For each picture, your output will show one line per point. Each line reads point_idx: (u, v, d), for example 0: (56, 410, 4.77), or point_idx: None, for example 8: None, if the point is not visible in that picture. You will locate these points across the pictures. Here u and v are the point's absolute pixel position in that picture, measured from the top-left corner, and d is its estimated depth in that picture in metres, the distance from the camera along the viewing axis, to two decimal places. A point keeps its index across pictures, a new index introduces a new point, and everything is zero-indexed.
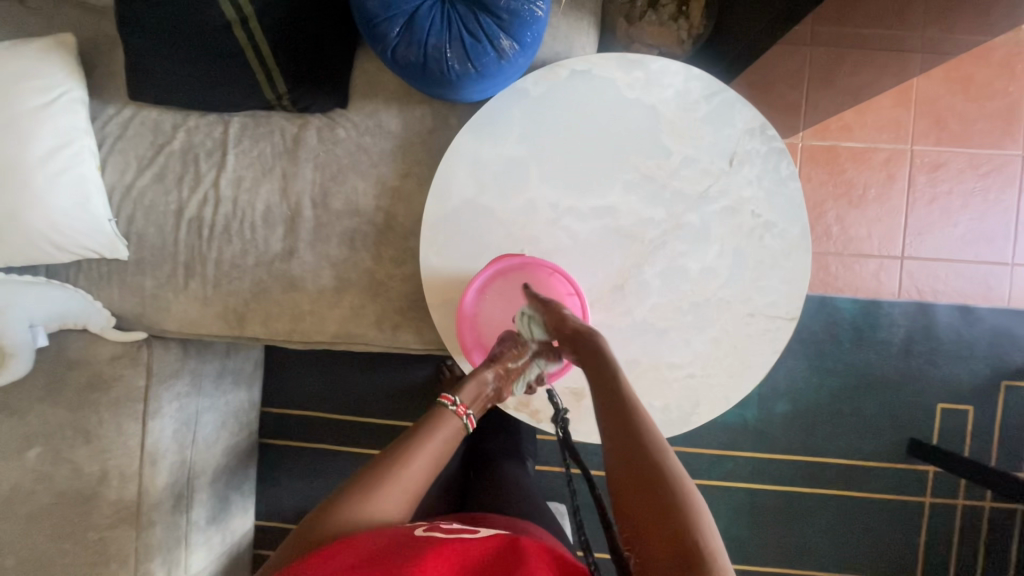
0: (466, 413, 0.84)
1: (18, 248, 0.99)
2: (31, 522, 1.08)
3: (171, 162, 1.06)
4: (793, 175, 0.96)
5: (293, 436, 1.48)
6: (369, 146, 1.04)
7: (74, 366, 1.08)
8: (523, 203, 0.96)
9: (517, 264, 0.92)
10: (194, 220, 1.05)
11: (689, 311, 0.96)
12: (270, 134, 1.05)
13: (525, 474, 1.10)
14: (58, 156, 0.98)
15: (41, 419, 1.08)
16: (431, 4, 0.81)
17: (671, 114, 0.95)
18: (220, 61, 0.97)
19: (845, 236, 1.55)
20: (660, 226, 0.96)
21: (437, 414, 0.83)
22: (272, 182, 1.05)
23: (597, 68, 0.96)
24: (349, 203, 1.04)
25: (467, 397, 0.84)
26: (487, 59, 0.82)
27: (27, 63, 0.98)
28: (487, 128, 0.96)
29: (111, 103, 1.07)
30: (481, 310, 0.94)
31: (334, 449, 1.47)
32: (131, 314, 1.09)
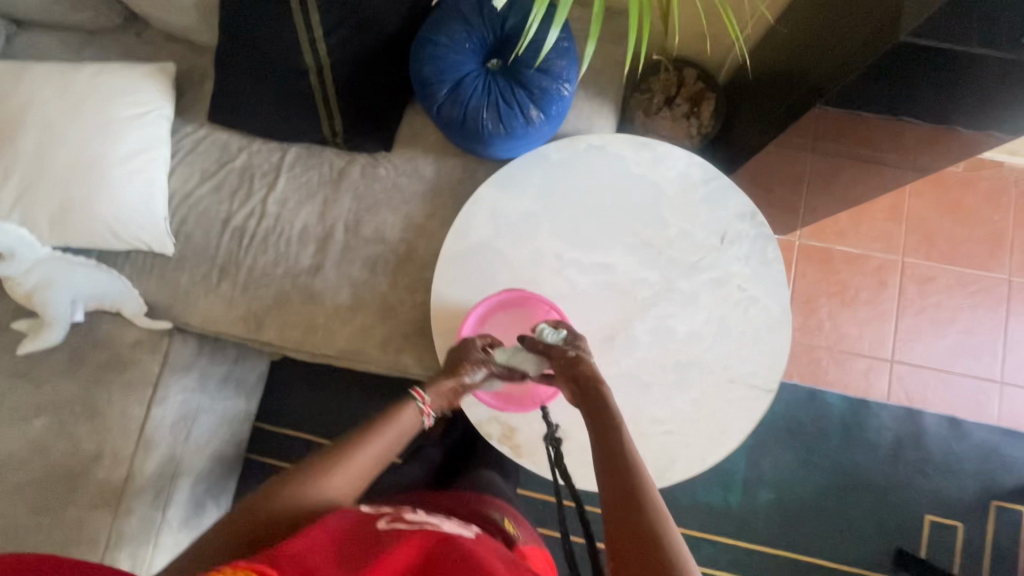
0: (427, 415, 0.90)
1: (84, 232, 1.11)
2: (16, 491, 1.10)
3: (229, 178, 1.20)
4: (777, 258, 1.05)
5: (280, 454, 1.53)
6: (404, 186, 1.16)
7: (98, 345, 1.16)
8: (531, 252, 1.07)
9: (512, 295, 1.01)
10: (238, 230, 1.18)
11: (673, 370, 1.03)
12: (320, 165, 1.19)
13: (506, 486, 1.14)
14: (138, 158, 1.13)
15: (54, 390, 1.13)
16: (477, 75, 0.95)
17: (672, 191, 1.08)
18: (290, 98, 1.13)
19: (837, 333, 1.61)
20: (653, 287, 1.05)
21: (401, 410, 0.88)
22: (313, 205, 1.17)
23: (611, 145, 1.09)
24: (377, 232, 1.15)
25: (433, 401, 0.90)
26: (516, 123, 0.95)
27: (131, 81, 1.15)
28: (508, 184, 1.09)
29: (190, 122, 1.23)
30: None
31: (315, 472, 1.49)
32: (163, 305, 1.18)
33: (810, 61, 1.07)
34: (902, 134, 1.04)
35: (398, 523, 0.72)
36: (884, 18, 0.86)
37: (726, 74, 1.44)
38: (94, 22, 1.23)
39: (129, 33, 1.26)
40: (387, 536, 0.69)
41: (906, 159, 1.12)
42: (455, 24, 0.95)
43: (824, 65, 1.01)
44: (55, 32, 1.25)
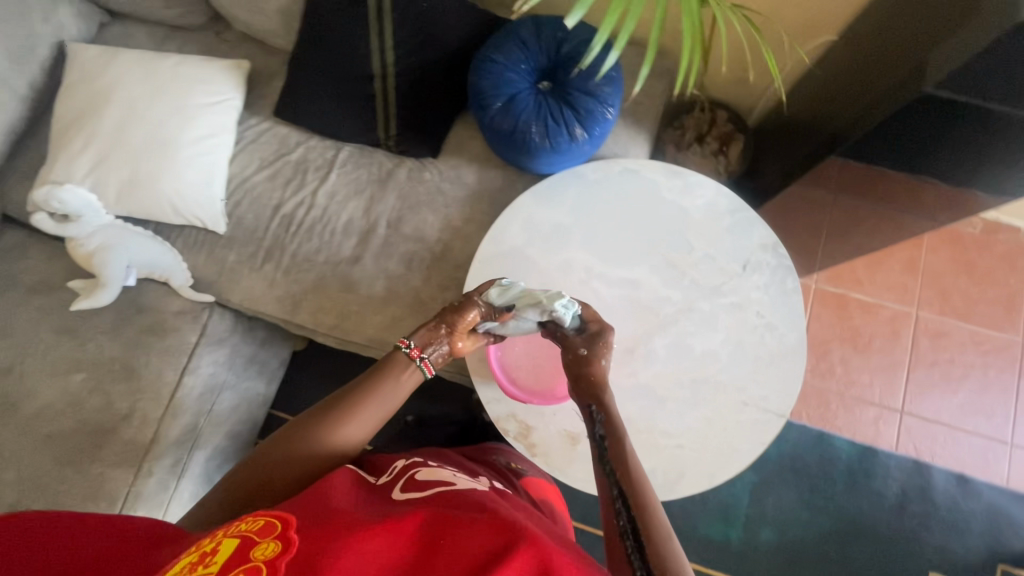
0: (419, 357, 0.94)
1: (147, 204, 1.20)
2: (46, 441, 1.15)
3: (284, 168, 1.28)
4: (796, 289, 1.10)
5: None
6: (446, 190, 1.24)
7: (142, 311, 1.22)
8: (562, 261, 1.12)
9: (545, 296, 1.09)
10: (286, 217, 1.25)
11: (688, 387, 1.06)
12: (370, 164, 1.27)
13: None
14: (206, 142, 1.22)
15: (96, 349, 1.19)
16: (529, 93, 1.03)
17: (700, 217, 1.13)
18: (350, 98, 1.20)
19: (848, 378, 1.63)
20: (674, 306, 1.10)
21: (395, 358, 0.94)
22: (360, 201, 1.25)
23: (644, 171, 1.17)
24: (417, 230, 1.22)
25: (421, 343, 0.95)
26: (561, 138, 1.02)
27: (207, 71, 1.25)
28: (545, 196, 1.16)
29: (254, 114, 1.32)
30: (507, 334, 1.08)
31: None
32: (207, 279, 1.25)
33: (836, 109, 1.14)
34: (923, 192, 1.11)
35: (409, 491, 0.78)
36: (909, 71, 0.93)
37: (756, 119, 1.52)
38: (181, 19, 1.35)
39: (210, 32, 1.38)
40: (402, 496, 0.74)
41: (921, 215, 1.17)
42: (514, 46, 1.04)
43: (847, 114, 1.09)
44: (144, 25, 1.37)
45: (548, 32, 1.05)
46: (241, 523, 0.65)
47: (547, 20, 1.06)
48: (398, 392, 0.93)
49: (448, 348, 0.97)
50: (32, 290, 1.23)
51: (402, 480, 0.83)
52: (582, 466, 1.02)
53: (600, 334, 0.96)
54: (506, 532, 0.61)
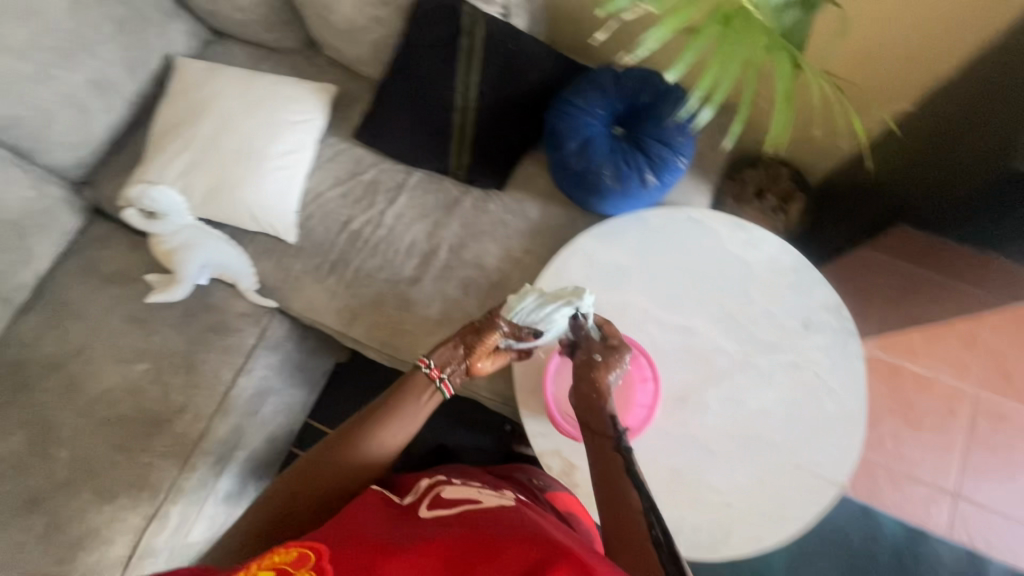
0: (438, 378, 0.99)
1: (227, 209, 1.26)
2: (103, 424, 1.19)
3: (356, 187, 1.34)
4: (858, 355, 1.08)
5: None
6: (509, 222, 1.27)
7: (208, 309, 1.27)
8: (619, 301, 1.13)
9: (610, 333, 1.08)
10: (353, 233, 1.31)
11: (739, 444, 1.04)
12: (437, 190, 1.32)
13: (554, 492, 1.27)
14: (289, 156, 1.28)
15: (161, 341, 1.24)
16: (604, 138, 1.07)
17: (762, 272, 1.13)
18: (427, 126, 1.25)
19: (898, 453, 1.56)
20: (730, 358, 1.08)
21: (414, 378, 0.99)
22: (425, 224, 1.29)
23: (708, 221, 1.18)
24: (477, 258, 1.25)
25: (439, 363, 0.99)
26: (632, 183, 1.05)
27: (297, 91, 1.33)
28: (607, 236, 1.18)
29: (334, 134, 1.39)
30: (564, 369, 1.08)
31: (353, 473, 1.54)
32: (272, 285, 1.29)
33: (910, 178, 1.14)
34: None
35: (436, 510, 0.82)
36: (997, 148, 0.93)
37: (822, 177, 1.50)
38: (278, 42, 1.45)
39: (302, 56, 1.47)
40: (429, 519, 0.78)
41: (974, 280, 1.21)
42: (593, 92, 1.08)
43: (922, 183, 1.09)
44: (243, 44, 1.48)
45: (628, 81, 1.08)
46: (274, 556, 0.70)
47: (628, 69, 1.10)
48: (417, 415, 0.98)
49: (468, 367, 1.00)
50: (111, 279, 1.29)
51: (428, 499, 0.87)
52: None
53: (619, 346, 0.95)
54: (527, 545, 0.62)
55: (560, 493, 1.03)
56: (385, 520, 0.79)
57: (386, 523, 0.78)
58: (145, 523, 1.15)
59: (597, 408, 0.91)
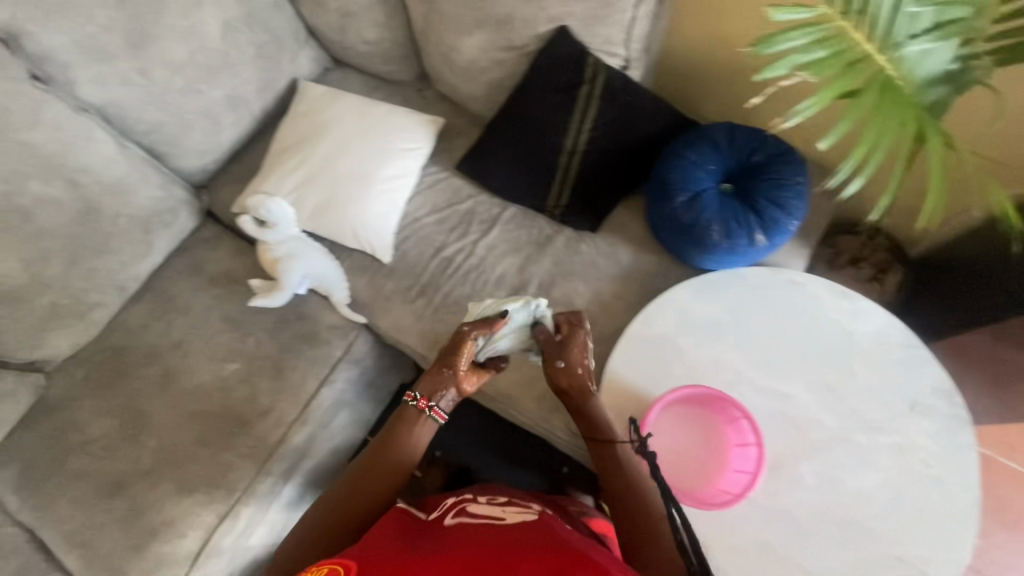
0: (428, 407, 0.98)
1: (332, 225, 1.33)
2: (191, 418, 1.23)
3: (452, 216, 1.39)
4: (970, 446, 1.01)
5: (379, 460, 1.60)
6: (600, 265, 1.28)
7: (301, 318, 1.32)
8: (712, 358, 1.10)
9: (712, 394, 1.04)
10: (445, 260, 1.34)
11: (834, 525, 0.97)
12: (530, 227, 1.35)
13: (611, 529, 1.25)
14: (394, 181, 1.35)
15: (255, 344, 1.29)
16: (714, 193, 1.08)
17: (865, 344, 1.09)
18: (531, 166, 1.29)
19: (991, 557, 1.43)
20: (828, 432, 1.03)
21: (405, 413, 0.99)
22: (516, 258, 1.31)
23: (809, 286, 1.15)
24: (566, 297, 1.25)
25: (426, 391, 0.99)
26: (741, 241, 1.05)
27: (408, 121, 1.40)
28: (702, 290, 1.16)
29: (435, 164, 1.45)
30: (657, 423, 1.06)
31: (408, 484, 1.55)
32: (362, 302, 1.34)
33: None
34: None
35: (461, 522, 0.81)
36: None
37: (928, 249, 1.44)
38: (392, 74, 1.53)
39: (412, 89, 1.55)
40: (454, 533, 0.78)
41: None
42: (706, 147, 1.09)
43: None
44: (359, 74, 1.58)
45: (742, 139, 1.09)
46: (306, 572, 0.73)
47: (742, 128, 1.11)
48: (414, 435, 0.98)
49: (457, 388, 1.00)
50: (215, 280, 1.37)
51: (454, 514, 0.85)
52: None
53: (569, 341, 1.00)
54: (547, 555, 0.64)
55: (595, 517, 1.10)
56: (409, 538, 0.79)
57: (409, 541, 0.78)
58: (216, 521, 1.17)
59: (588, 415, 0.99)
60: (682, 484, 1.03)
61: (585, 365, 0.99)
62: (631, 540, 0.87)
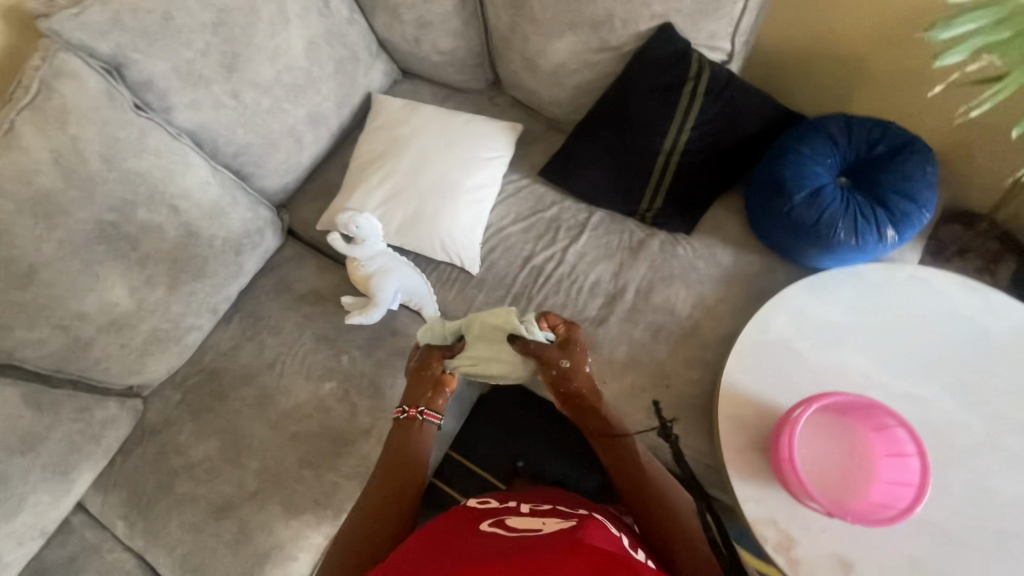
0: (416, 414, 1.06)
1: (420, 238, 1.32)
2: (292, 440, 1.22)
3: (538, 224, 1.36)
4: None
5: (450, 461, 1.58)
6: (700, 268, 1.23)
7: (394, 334, 1.31)
8: (838, 362, 1.05)
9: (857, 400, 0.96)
10: (535, 268, 1.31)
11: (994, 538, 0.91)
12: (621, 232, 1.31)
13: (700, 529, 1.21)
14: (480, 191, 1.34)
15: (350, 361, 1.28)
16: (835, 188, 1.02)
17: (1005, 342, 1.03)
18: (624, 169, 1.26)
19: None
20: (975, 437, 0.97)
21: (410, 425, 1.05)
22: (609, 264, 1.28)
23: (937, 281, 1.09)
24: (667, 303, 1.22)
25: (414, 402, 1.07)
26: (870, 238, 0.99)
27: (490, 131, 1.39)
28: (819, 291, 1.11)
29: (515, 171, 1.43)
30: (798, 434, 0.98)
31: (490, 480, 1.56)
32: (453, 315, 1.32)
33: None
34: None
35: (497, 527, 0.74)
36: None
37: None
38: (465, 83, 1.51)
39: (485, 96, 1.53)
40: (488, 536, 0.70)
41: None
42: (823, 141, 1.04)
43: None
44: (430, 84, 1.56)
45: (861, 132, 1.04)
46: None
47: (859, 119, 1.06)
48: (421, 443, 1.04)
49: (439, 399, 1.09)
50: (304, 298, 1.37)
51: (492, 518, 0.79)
52: None
53: (563, 343, 1.07)
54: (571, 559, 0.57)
55: None
56: (440, 540, 0.72)
57: (440, 542, 0.72)
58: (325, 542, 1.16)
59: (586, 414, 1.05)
60: (833, 501, 0.94)
61: (585, 367, 1.07)
62: (659, 536, 0.85)
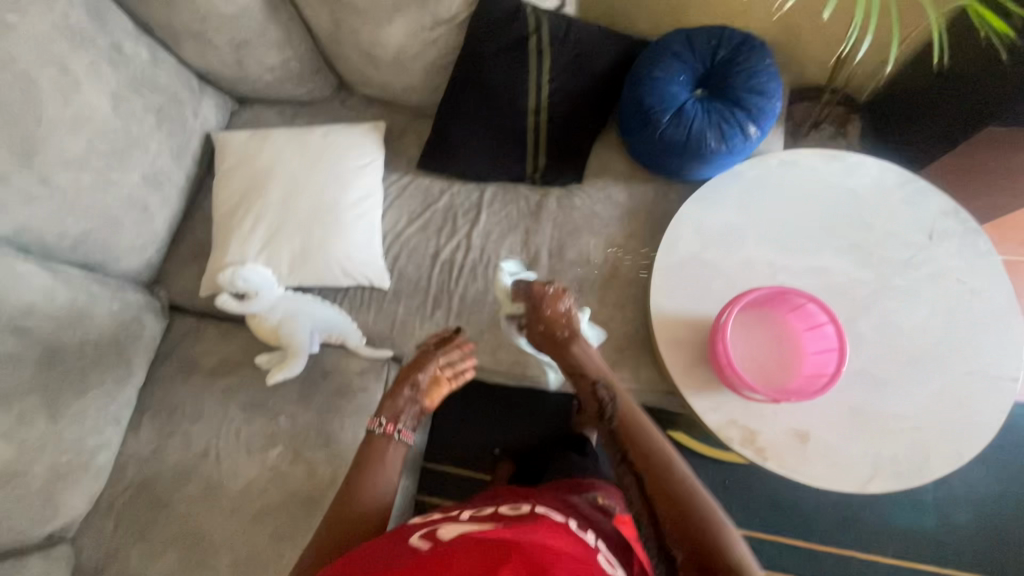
0: (393, 432, 0.97)
1: (317, 270, 1.23)
2: (256, 520, 1.12)
3: (434, 218, 1.31)
4: (990, 251, 1.08)
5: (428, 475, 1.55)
6: (600, 212, 1.25)
7: (326, 376, 1.23)
8: (744, 259, 1.12)
9: (772, 291, 1.02)
10: (446, 262, 1.27)
11: (908, 365, 1.03)
12: (517, 200, 1.29)
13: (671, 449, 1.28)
14: (364, 203, 1.26)
15: (289, 419, 1.20)
16: (694, 101, 1.06)
17: (871, 195, 1.13)
18: (499, 137, 1.23)
19: None
20: (870, 286, 1.08)
21: (376, 442, 0.95)
22: (516, 235, 1.26)
23: (803, 160, 1.17)
24: (581, 255, 1.23)
25: (389, 417, 0.99)
26: (736, 139, 1.04)
27: (354, 138, 1.31)
28: (710, 200, 1.16)
29: (394, 171, 1.36)
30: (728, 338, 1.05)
31: (472, 476, 1.54)
32: (380, 335, 1.26)
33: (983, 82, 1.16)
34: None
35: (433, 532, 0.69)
36: None
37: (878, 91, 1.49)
38: (310, 94, 1.40)
39: (336, 102, 1.43)
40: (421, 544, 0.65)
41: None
42: (671, 61, 1.07)
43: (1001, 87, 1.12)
44: (271, 106, 1.43)
45: (701, 43, 1.08)
46: None
47: (696, 31, 1.10)
48: (392, 465, 0.94)
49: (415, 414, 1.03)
50: (215, 373, 1.25)
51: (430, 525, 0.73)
52: (818, 464, 0.99)
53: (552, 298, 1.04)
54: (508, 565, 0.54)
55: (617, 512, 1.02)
56: (371, 555, 0.66)
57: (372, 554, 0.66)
58: None
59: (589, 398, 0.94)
60: (775, 386, 1.03)
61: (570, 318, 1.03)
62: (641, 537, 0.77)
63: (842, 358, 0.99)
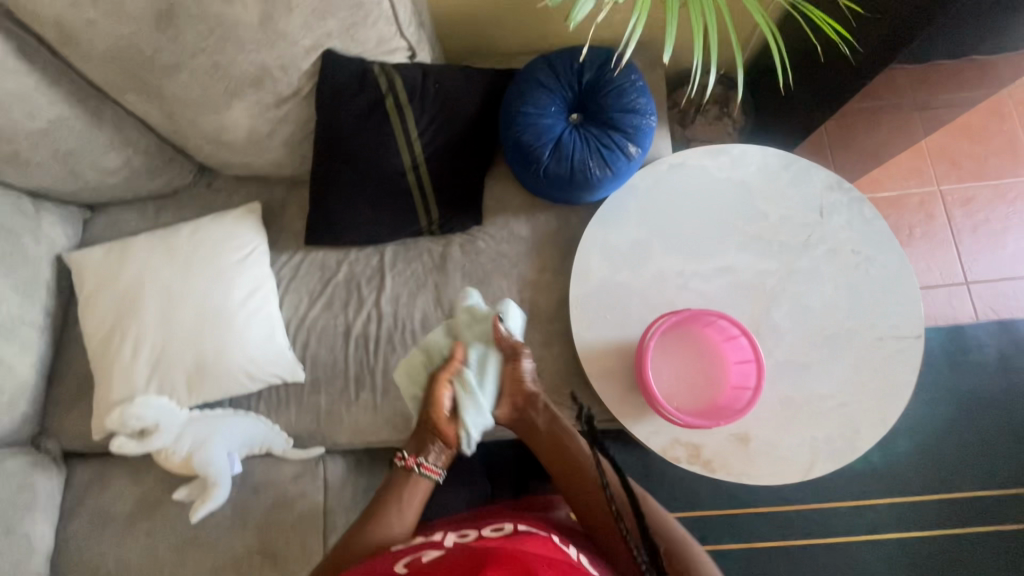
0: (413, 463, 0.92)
1: (220, 383, 1.13)
2: None
3: (337, 292, 1.22)
4: (876, 216, 1.12)
5: None
6: (507, 251, 1.20)
7: (258, 490, 1.13)
8: (653, 275, 1.11)
9: (681, 315, 1.03)
10: (360, 338, 1.19)
11: (824, 344, 1.06)
12: (419, 255, 1.22)
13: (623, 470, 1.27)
14: (254, 297, 1.15)
15: (227, 548, 1.09)
16: (570, 131, 1.03)
17: (758, 184, 1.15)
18: (384, 198, 1.16)
19: None
20: (776, 275, 1.09)
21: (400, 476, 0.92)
22: (427, 293, 1.20)
23: (690, 160, 1.17)
24: (497, 301, 1.18)
25: (412, 451, 0.93)
26: (620, 162, 1.02)
27: (228, 227, 1.19)
28: (609, 221, 1.14)
29: (284, 251, 1.26)
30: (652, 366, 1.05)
31: None
32: (307, 431, 1.18)
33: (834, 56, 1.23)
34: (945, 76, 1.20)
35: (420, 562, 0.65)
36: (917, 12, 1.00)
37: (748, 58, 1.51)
38: (168, 186, 1.26)
39: (201, 186, 1.29)
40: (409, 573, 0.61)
41: (915, 98, 1.28)
42: (538, 92, 1.03)
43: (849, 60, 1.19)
44: (127, 206, 1.28)
45: (564, 68, 1.04)
46: None
47: (556, 55, 1.06)
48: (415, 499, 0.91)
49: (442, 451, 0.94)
50: (132, 519, 1.12)
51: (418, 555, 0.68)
52: (763, 463, 1.01)
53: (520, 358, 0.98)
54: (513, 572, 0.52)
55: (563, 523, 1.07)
56: None
57: None
58: None
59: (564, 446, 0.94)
60: (705, 400, 1.04)
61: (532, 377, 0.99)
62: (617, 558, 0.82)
63: (763, 369, 0.99)
